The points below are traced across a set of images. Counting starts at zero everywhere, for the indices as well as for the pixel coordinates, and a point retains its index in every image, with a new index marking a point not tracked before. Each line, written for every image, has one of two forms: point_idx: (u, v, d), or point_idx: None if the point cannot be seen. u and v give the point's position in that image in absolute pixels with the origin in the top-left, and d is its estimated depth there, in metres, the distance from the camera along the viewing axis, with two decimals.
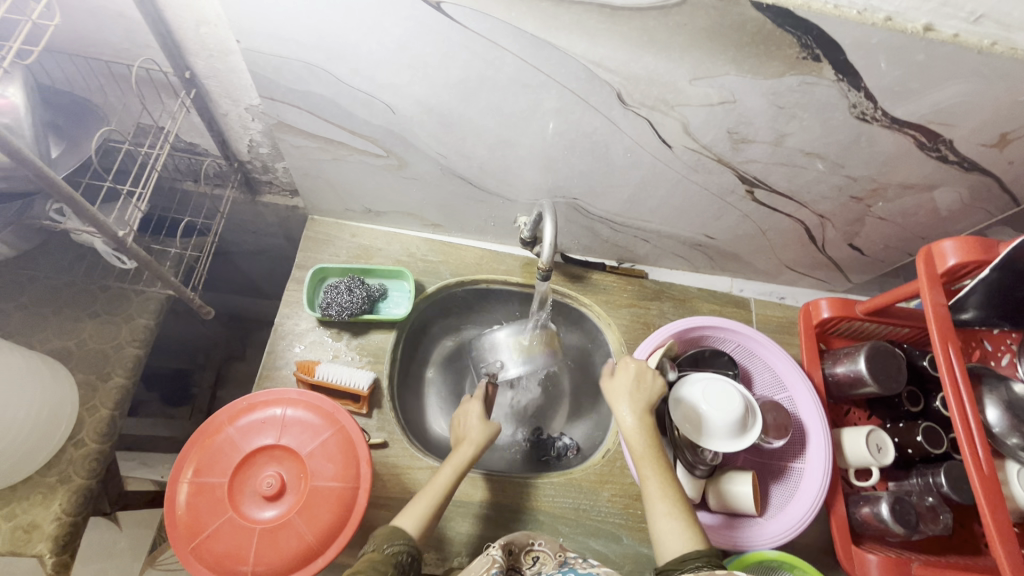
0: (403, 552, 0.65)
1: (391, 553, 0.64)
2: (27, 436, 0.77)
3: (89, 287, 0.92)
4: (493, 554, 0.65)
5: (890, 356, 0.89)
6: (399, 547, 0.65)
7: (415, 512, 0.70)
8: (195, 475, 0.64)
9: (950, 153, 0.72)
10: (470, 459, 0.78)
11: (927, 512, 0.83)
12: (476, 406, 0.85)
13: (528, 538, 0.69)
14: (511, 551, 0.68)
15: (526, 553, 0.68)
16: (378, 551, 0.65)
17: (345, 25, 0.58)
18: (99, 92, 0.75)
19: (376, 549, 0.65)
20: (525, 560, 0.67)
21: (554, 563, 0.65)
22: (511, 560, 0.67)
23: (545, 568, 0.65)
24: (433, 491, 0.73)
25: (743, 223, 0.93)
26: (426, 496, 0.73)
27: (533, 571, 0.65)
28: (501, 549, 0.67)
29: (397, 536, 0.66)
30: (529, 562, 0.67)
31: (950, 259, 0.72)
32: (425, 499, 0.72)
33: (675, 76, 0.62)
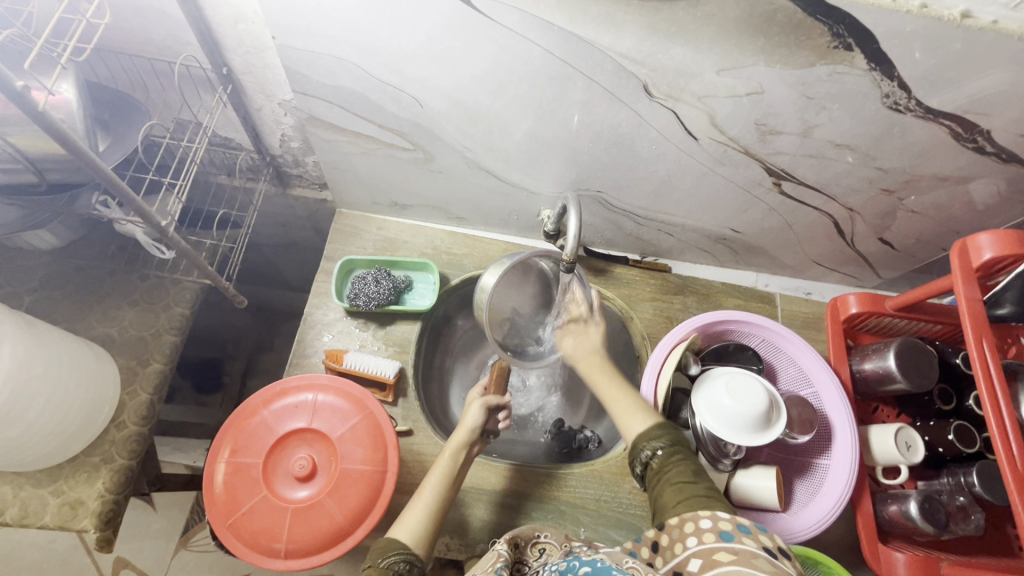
0: (400, 562, 0.62)
1: (387, 565, 0.61)
2: (74, 418, 0.81)
3: (130, 276, 0.96)
4: (500, 547, 0.65)
5: (921, 353, 0.87)
6: (395, 558, 0.63)
7: (410, 522, 0.68)
8: (232, 456, 0.66)
9: (988, 144, 0.70)
10: (457, 463, 0.75)
11: (957, 511, 0.81)
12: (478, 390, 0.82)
13: (534, 531, 0.70)
14: (517, 544, 0.68)
15: (532, 545, 0.69)
16: (373, 566, 0.62)
17: (377, 20, 0.60)
18: (141, 89, 0.79)
19: (372, 564, 0.62)
20: (532, 552, 0.68)
21: (559, 553, 0.65)
22: (517, 553, 0.68)
23: (550, 558, 0.66)
24: (426, 501, 0.70)
25: (770, 217, 0.92)
26: (419, 503, 0.70)
27: (539, 562, 0.66)
28: (507, 542, 0.67)
29: (392, 548, 0.64)
30: (535, 554, 0.68)
31: (986, 253, 0.70)
32: (420, 508, 0.70)
33: (702, 68, 0.62)
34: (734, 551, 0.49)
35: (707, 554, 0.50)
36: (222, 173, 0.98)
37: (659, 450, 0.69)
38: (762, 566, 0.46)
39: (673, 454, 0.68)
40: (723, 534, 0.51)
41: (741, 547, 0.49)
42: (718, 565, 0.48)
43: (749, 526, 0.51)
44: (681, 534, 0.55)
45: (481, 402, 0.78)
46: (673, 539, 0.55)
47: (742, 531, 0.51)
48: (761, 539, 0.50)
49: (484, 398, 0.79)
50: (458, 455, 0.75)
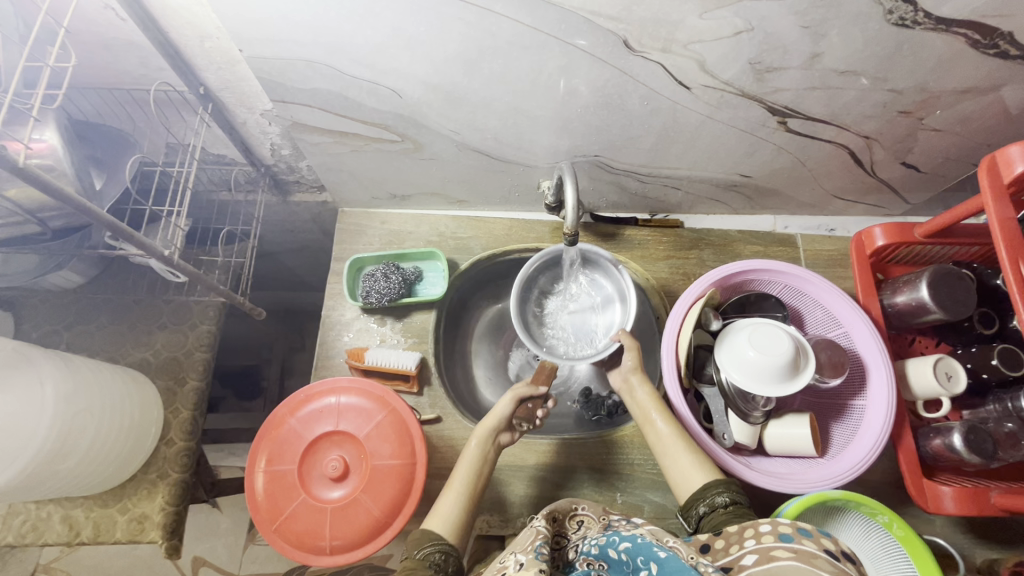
0: (435, 553, 0.65)
1: (424, 557, 0.64)
2: (124, 442, 0.87)
3: (154, 302, 0.99)
4: (538, 524, 0.62)
5: (956, 280, 0.83)
6: (431, 550, 0.65)
7: (443, 513, 0.70)
8: (269, 465, 0.69)
9: (1011, 47, 0.64)
10: (483, 452, 0.77)
11: (1005, 438, 0.79)
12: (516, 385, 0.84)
13: (572, 504, 0.68)
14: (556, 518, 0.67)
15: (570, 518, 0.67)
16: (410, 557, 0.65)
17: (338, 17, 0.58)
18: (128, 120, 0.80)
19: (409, 556, 0.65)
20: (571, 525, 0.67)
21: (598, 526, 0.64)
22: (557, 526, 0.67)
23: (590, 532, 0.65)
24: (456, 492, 0.73)
25: (780, 156, 0.87)
26: (450, 495, 0.72)
27: (579, 535, 0.65)
28: (546, 515, 0.66)
29: (427, 539, 0.66)
30: (574, 526, 0.67)
31: (1016, 167, 0.65)
32: (452, 498, 0.72)
33: (683, 13, 0.58)
34: (794, 549, 0.45)
35: (765, 551, 0.48)
36: (222, 189, 0.99)
37: (729, 498, 0.68)
38: (824, 567, 0.43)
39: (743, 510, 0.66)
40: (783, 535, 0.47)
41: (803, 552, 0.45)
42: (778, 564, 0.45)
43: (812, 529, 0.47)
44: (740, 537, 0.52)
45: (509, 396, 0.81)
46: (729, 542, 0.52)
47: (803, 532, 0.47)
48: (825, 542, 0.46)
49: (513, 390, 0.82)
50: (484, 444, 0.78)
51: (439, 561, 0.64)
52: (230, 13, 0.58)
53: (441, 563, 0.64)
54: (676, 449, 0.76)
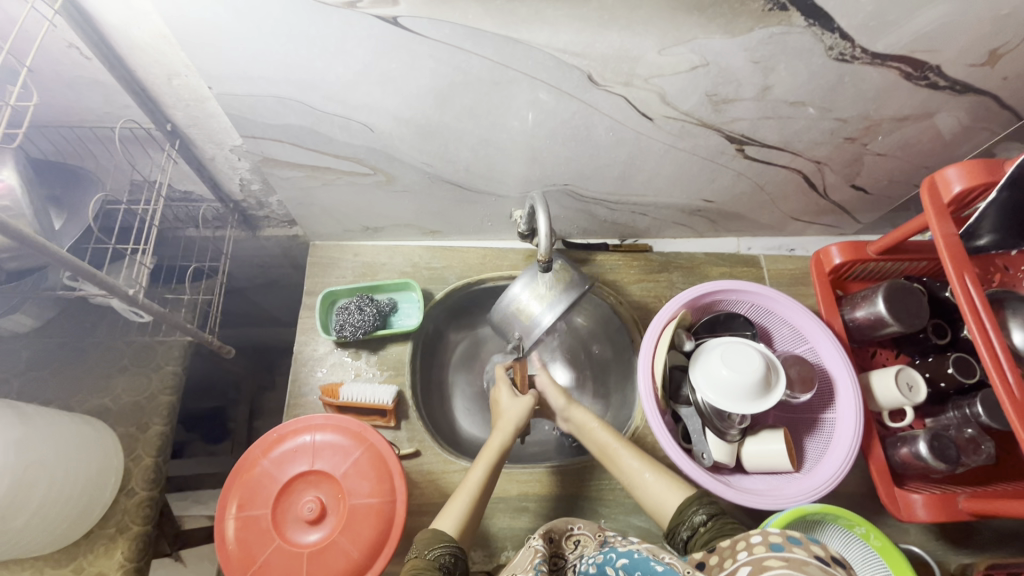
0: (445, 554, 0.63)
1: (434, 557, 0.63)
2: (80, 494, 0.81)
3: (115, 343, 0.95)
4: (536, 544, 0.63)
5: (908, 294, 0.88)
6: (441, 550, 0.64)
7: (453, 511, 0.71)
8: (240, 510, 0.66)
9: (940, 79, 0.70)
10: (501, 448, 0.80)
11: (967, 444, 0.82)
12: (504, 389, 0.89)
13: (567, 523, 0.68)
14: (552, 538, 0.67)
15: (566, 538, 0.67)
16: (420, 556, 0.63)
17: (309, 54, 0.59)
18: (89, 157, 0.79)
19: (418, 555, 0.63)
20: (568, 545, 0.66)
21: (595, 544, 0.61)
22: (554, 547, 0.66)
23: (587, 549, 0.62)
24: (469, 491, 0.74)
25: (739, 182, 0.92)
26: (463, 493, 0.74)
27: (576, 554, 0.63)
28: (542, 535, 0.66)
29: (438, 540, 0.65)
30: (571, 546, 0.66)
31: (955, 186, 0.70)
32: (466, 494, 0.74)
33: (643, 50, 0.61)
34: (786, 557, 0.44)
35: (758, 562, 0.46)
36: (189, 226, 0.97)
37: (706, 514, 0.68)
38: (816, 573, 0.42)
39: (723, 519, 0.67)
40: (774, 544, 0.46)
41: (794, 559, 0.44)
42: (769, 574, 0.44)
43: (801, 535, 0.46)
44: (733, 551, 0.49)
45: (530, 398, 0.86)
46: (723, 557, 0.50)
47: (793, 539, 0.46)
48: (815, 548, 0.45)
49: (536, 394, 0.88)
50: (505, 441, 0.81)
51: (448, 564, 0.63)
52: (199, 51, 0.58)
53: (450, 565, 0.63)
54: (641, 471, 0.78)
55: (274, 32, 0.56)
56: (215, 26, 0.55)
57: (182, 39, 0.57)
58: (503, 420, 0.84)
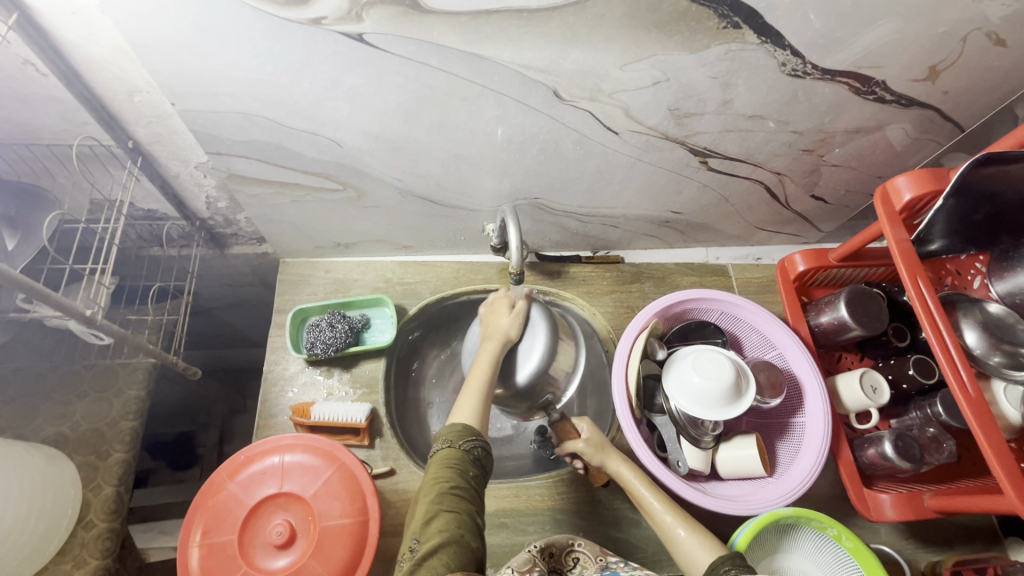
0: (476, 447, 0.67)
1: (467, 449, 0.66)
2: (35, 527, 0.77)
3: (74, 368, 0.92)
4: (534, 553, 0.66)
5: (869, 299, 0.91)
6: (474, 443, 0.67)
7: (469, 404, 0.72)
8: (205, 537, 0.64)
9: (886, 93, 0.74)
10: (503, 341, 0.81)
11: (930, 443, 0.84)
12: (507, 316, 0.83)
13: (568, 539, 0.69)
14: (552, 552, 0.69)
15: (567, 554, 0.69)
16: (455, 446, 0.66)
17: (275, 70, 0.59)
18: (47, 176, 0.77)
19: (453, 446, 0.66)
20: (568, 561, 0.68)
21: (597, 568, 0.67)
22: (553, 561, 0.68)
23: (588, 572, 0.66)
24: (478, 384, 0.75)
25: (705, 193, 0.94)
26: (473, 387, 0.75)
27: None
28: (541, 550, 0.68)
29: (468, 432, 0.68)
30: (569, 563, 0.68)
31: (906, 194, 0.73)
32: (476, 388, 0.75)
33: (606, 66, 0.63)
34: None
35: None
36: (154, 245, 0.95)
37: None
38: None
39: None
40: None
41: None
42: None
43: None
44: None
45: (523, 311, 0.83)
46: None
47: None
48: None
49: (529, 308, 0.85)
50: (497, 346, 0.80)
51: (480, 456, 0.67)
52: (161, 66, 0.57)
53: (482, 458, 0.67)
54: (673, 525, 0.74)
55: (239, 48, 0.56)
56: (178, 42, 0.54)
57: (145, 56, 0.56)
58: (492, 333, 0.82)
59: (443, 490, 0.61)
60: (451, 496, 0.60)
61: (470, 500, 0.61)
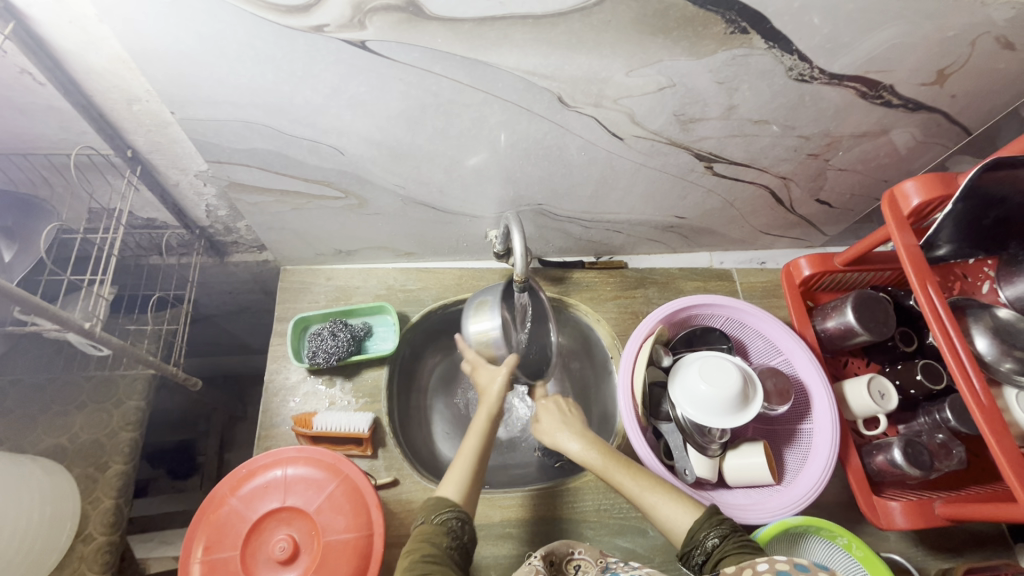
0: (452, 519, 0.66)
1: (441, 522, 0.65)
2: (34, 541, 0.76)
3: (73, 379, 0.91)
4: (535, 563, 0.64)
5: (876, 303, 0.90)
6: (448, 515, 0.66)
7: (455, 479, 0.71)
8: (206, 553, 0.63)
9: (893, 97, 0.73)
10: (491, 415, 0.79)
11: (940, 449, 0.83)
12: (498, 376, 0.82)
13: (568, 547, 0.68)
14: (552, 561, 0.67)
15: (567, 563, 0.67)
16: (428, 522, 0.65)
17: (276, 78, 0.58)
18: (44, 185, 0.76)
19: (427, 521, 0.66)
20: (568, 569, 0.66)
21: (596, 569, 0.64)
22: (553, 570, 0.66)
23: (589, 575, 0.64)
24: (466, 460, 0.74)
25: (709, 199, 0.94)
26: (460, 463, 0.73)
27: None
28: (542, 560, 0.66)
29: (443, 506, 0.67)
30: (571, 571, 0.66)
31: (913, 199, 0.72)
32: (461, 467, 0.73)
33: (611, 71, 0.62)
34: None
35: None
36: (153, 254, 0.94)
37: (719, 537, 0.64)
38: None
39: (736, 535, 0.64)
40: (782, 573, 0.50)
41: None
42: None
43: (808, 564, 0.50)
44: None
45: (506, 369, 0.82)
46: None
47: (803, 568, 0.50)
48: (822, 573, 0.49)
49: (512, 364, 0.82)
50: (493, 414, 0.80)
51: (456, 528, 0.65)
52: (160, 76, 0.56)
53: (458, 529, 0.65)
54: (644, 492, 0.72)
55: (240, 56, 0.55)
56: (179, 52, 0.54)
57: (144, 65, 0.55)
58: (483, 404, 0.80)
59: (416, 559, 0.59)
60: (424, 562, 0.58)
61: (445, 566, 0.59)
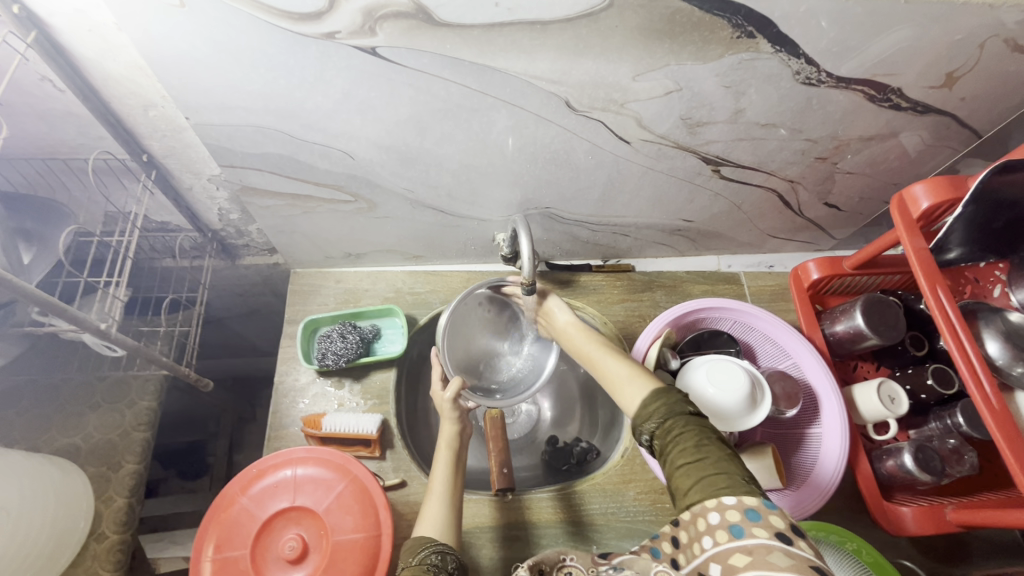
0: (433, 553, 0.63)
1: (421, 560, 0.61)
2: (50, 538, 0.77)
3: (87, 379, 0.93)
4: None
5: (886, 307, 0.89)
6: (426, 552, 0.63)
7: (433, 517, 0.69)
8: (217, 552, 0.63)
9: (901, 100, 0.73)
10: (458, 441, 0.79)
11: (951, 454, 0.82)
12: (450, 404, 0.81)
13: (559, 554, 0.62)
14: (542, 570, 0.62)
15: (558, 570, 0.62)
16: (407, 565, 0.62)
17: (288, 84, 0.59)
18: (62, 189, 0.78)
19: (406, 565, 0.62)
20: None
21: None
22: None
23: None
24: (441, 498, 0.72)
25: (717, 202, 0.94)
26: (434, 502, 0.72)
27: None
28: (531, 569, 0.61)
29: (422, 543, 0.64)
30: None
31: (923, 203, 0.72)
32: (437, 504, 0.72)
33: (618, 76, 0.62)
34: (748, 549, 0.46)
35: (724, 558, 0.47)
36: (166, 256, 0.96)
37: (652, 432, 0.61)
38: (781, 560, 0.45)
39: (671, 426, 0.60)
40: (735, 530, 0.48)
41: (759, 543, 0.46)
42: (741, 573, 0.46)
43: (758, 510, 0.48)
44: (696, 531, 0.51)
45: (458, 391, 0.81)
46: (691, 537, 0.52)
47: (751, 519, 0.48)
48: (773, 520, 0.47)
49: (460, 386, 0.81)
50: (459, 417, 0.81)
51: (437, 562, 0.62)
52: (176, 83, 0.57)
53: (440, 563, 0.62)
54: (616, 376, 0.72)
55: (253, 62, 0.56)
56: (197, 61, 0.55)
57: (160, 72, 0.57)
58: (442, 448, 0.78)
59: None
60: None
61: None
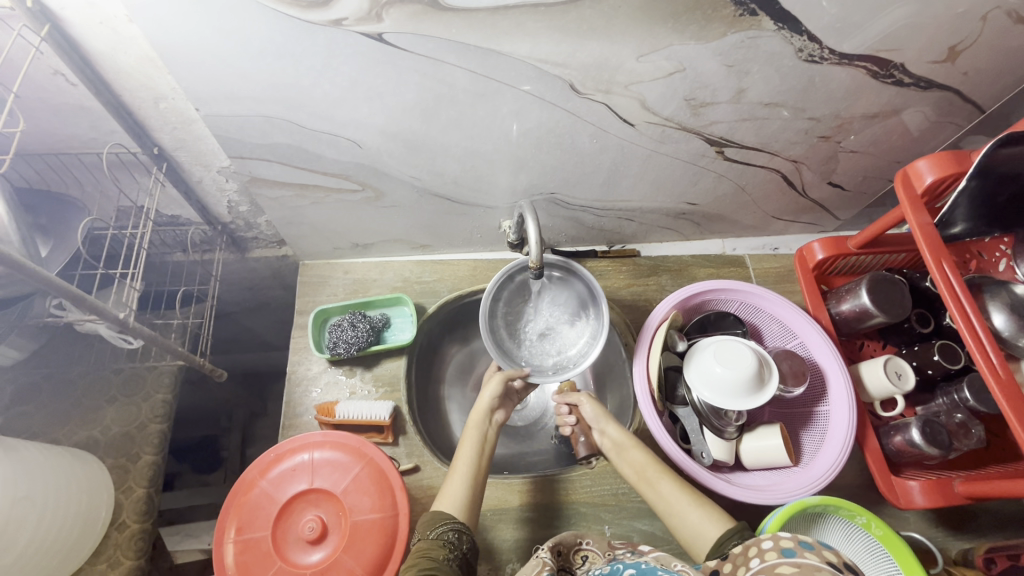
0: (449, 531, 0.66)
1: (437, 536, 0.65)
2: (74, 524, 0.79)
3: (103, 373, 0.94)
4: (543, 556, 0.60)
5: (891, 285, 0.90)
6: (443, 529, 0.66)
7: (454, 494, 0.73)
8: (239, 534, 0.65)
9: (904, 76, 0.73)
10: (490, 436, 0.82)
11: (958, 428, 0.83)
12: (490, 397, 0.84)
13: (576, 537, 0.65)
14: (562, 551, 0.65)
15: (575, 552, 0.65)
16: (424, 538, 0.65)
17: (296, 71, 0.59)
18: (76, 185, 0.80)
19: (422, 537, 0.65)
20: (575, 560, 0.65)
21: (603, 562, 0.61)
22: (563, 560, 0.64)
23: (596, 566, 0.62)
24: (466, 473, 0.76)
25: (721, 184, 0.94)
26: (456, 479, 0.75)
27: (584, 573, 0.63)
28: (551, 548, 0.62)
29: (439, 520, 0.67)
30: (579, 561, 0.65)
31: (927, 177, 0.72)
32: (459, 481, 0.75)
33: (622, 57, 0.63)
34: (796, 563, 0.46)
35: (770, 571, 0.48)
36: (176, 250, 0.97)
37: None
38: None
39: None
40: (786, 550, 0.48)
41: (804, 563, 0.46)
42: None
43: (813, 541, 0.48)
44: (745, 559, 0.52)
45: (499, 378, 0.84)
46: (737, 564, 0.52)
47: (805, 545, 0.48)
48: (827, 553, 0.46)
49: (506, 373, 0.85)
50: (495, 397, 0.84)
51: (453, 539, 0.65)
52: (187, 75, 0.58)
53: (454, 540, 0.65)
54: (681, 503, 0.75)
55: (261, 51, 0.57)
56: (205, 50, 0.56)
57: (170, 63, 0.57)
58: (471, 424, 0.82)
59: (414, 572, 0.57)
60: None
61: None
